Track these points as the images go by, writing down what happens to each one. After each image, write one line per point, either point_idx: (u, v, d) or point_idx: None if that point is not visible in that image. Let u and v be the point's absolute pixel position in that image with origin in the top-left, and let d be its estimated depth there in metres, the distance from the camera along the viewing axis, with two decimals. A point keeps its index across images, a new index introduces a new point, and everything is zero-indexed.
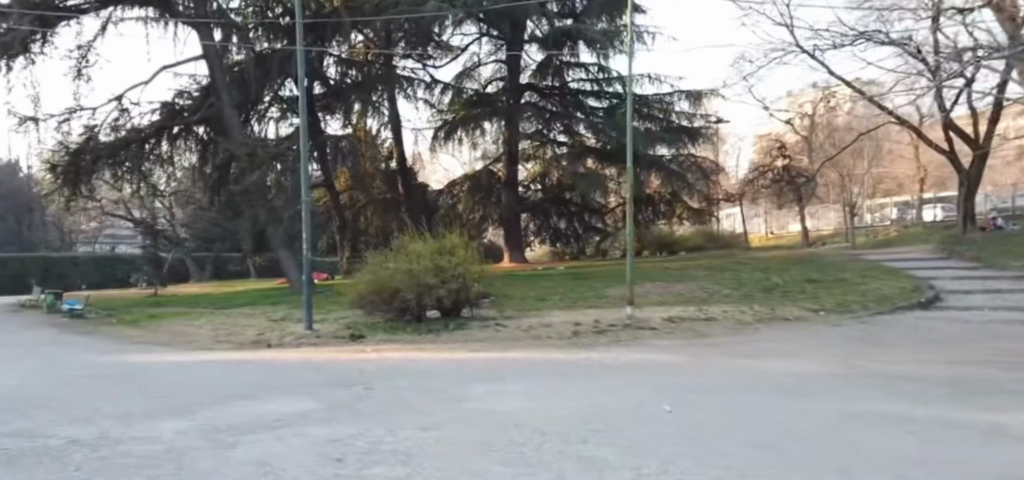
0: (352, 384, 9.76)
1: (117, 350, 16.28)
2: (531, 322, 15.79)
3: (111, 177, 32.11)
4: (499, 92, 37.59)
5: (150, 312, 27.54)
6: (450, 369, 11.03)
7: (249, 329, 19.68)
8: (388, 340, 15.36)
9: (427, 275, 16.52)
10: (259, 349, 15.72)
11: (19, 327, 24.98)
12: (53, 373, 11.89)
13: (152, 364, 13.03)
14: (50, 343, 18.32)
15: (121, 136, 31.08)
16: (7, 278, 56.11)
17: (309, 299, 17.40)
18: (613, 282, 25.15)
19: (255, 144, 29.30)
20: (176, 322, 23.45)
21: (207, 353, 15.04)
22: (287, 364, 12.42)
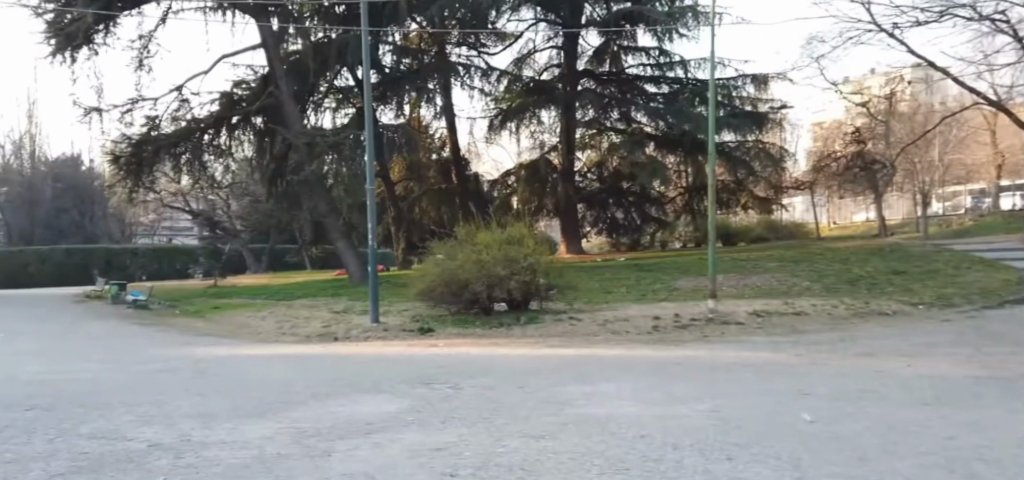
0: (436, 382, 9.23)
1: (185, 343, 16.07)
2: (607, 315, 15.07)
3: (173, 168, 32.31)
4: (555, 79, 36.85)
5: (212, 304, 27.45)
6: (534, 365, 10.45)
7: (314, 322, 19.36)
8: (458, 334, 14.80)
9: (497, 266, 15.93)
10: (326, 343, 15.32)
11: (85, 318, 25.13)
12: (125, 367, 11.61)
13: (222, 358, 12.69)
14: (119, 335, 18.26)
15: (182, 127, 31.15)
16: (72, 268, 57.56)
17: (375, 292, 16.88)
18: (681, 274, 24.36)
19: (314, 132, 28.91)
20: (239, 314, 23.30)
21: (275, 347, 14.71)
22: (361, 358, 11.97)
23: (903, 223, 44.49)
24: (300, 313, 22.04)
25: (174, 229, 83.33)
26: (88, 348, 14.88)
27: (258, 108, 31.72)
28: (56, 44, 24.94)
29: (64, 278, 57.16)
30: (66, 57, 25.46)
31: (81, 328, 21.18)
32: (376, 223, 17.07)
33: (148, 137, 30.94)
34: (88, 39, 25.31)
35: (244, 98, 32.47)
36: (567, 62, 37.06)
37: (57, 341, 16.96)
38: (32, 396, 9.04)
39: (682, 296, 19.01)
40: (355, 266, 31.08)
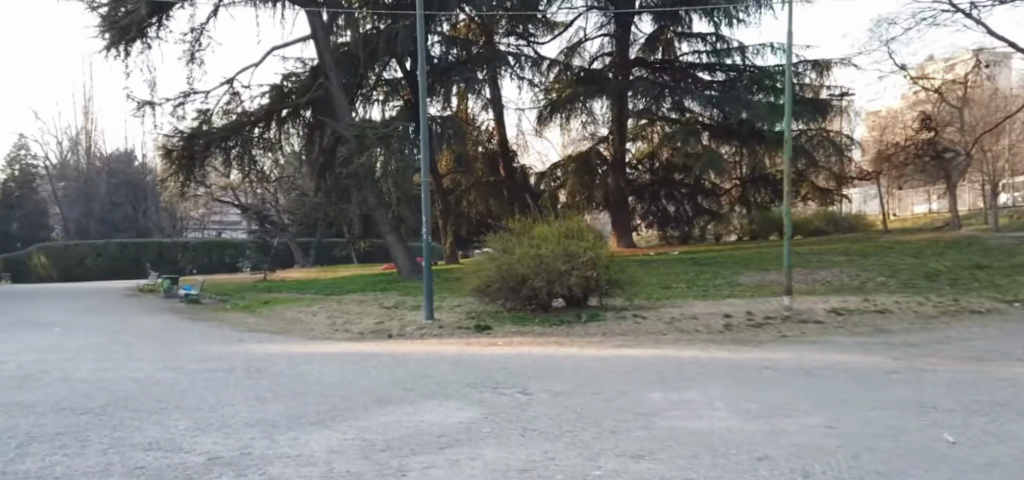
0: (506, 386, 8.68)
1: (239, 339, 15.79)
2: (673, 313, 14.36)
3: (223, 162, 32.27)
4: (606, 69, 36.07)
5: (262, 298, 27.24)
6: (606, 367, 9.85)
7: (367, 317, 18.99)
8: (517, 332, 14.20)
9: (557, 261, 15.27)
10: (380, 340, 14.87)
11: (139, 312, 25.14)
12: (180, 365, 11.29)
13: (278, 356, 12.31)
14: (173, 330, 18.10)
15: (233, 121, 31.11)
16: (125, 261, 58.55)
17: (430, 288, 16.34)
18: (743, 268, 23.53)
19: (364, 124, 28.53)
20: (292, 309, 23.07)
21: (330, 344, 14.32)
22: (421, 357, 11.49)
23: (969, 215, 42.85)
24: (352, 308, 21.71)
25: (223, 224, 84.37)
26: (143, 344, 14.69)
27: (307, 101, 31.55)
28: (110, 38, 24.96)
29: (118, 270, 58.18)
30: (119, 51, 25.46)
31: (135, 322, 21.12)
32: (430, 217, 16.50)
33: (199, 131, 30.96)
34: (140, 33, 25.30)
35: (293, 91, 32.33)
36: (619, 51, 36.26)
37: (112, 336, 16.84)
38: (85, 397, 8.70)
39: (747, 291, 18.22)
40: (405, 259, 30.71)
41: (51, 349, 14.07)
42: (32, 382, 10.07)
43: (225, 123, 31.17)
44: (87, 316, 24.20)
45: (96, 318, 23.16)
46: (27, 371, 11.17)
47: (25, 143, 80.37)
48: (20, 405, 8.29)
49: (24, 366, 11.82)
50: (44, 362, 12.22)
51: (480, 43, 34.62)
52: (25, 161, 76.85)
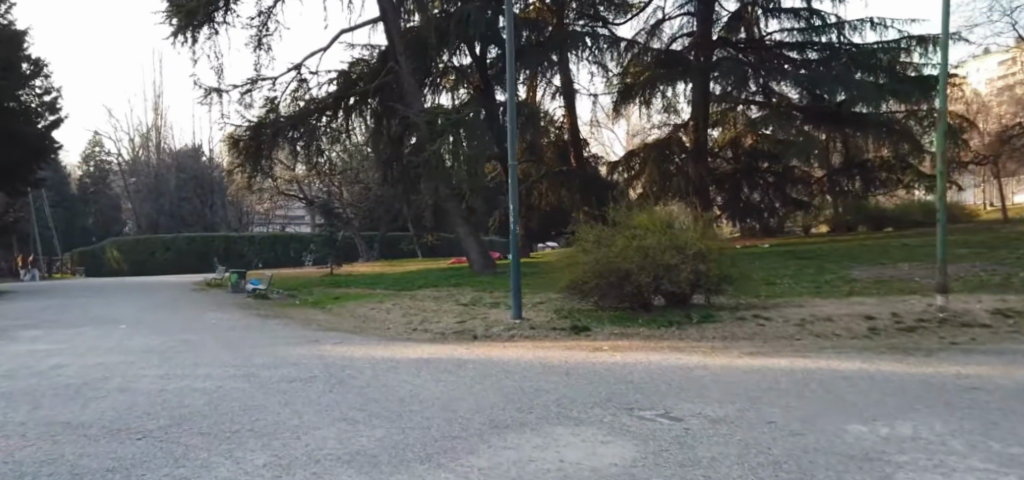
0: (644, 407, 7.14)
1: (313, 339, 14.57)
2: (802, 314, 12.64)
3: (291, 151, 31.52)
4: (686, 50, 34.26)
5: (331, 294, 26.08)
6: (753, 378, 8.26)
7: (447, 315, 17.64)
8: (623, 335, 12.54)
9: (665, 254, 13.62)
10: (467, 341, 13.41)
11: (208, 308, 24.24)
12: (251, 372, 10.00)
13: (360, 361, 10.98)
14: (243, 329, 16.99)
15: (301, 108, 30.35)
16: (191, 256, 59.14)
17: (517, 284, 14.83)
18: (853, 263, 21.49)
19: (437, 110, 27.21)
20: (365, 305, 21.91)
21: (414, 346, 12.92)
22: (523, 365, 9.99)
23: None
24: (429, 305, 20.41)
25: (289, 219, 84.53)
26: (212, 346, 13.55)
27: (376, 86, 30.52)
28: (177, 24, 24.16)
29: (184, 265, 58.85)
30: (186, 37, 24.72)
31: (204, 319, 20.18)
32: (517, 205, 14.95)
33: (267, 120, 30.26)
34: (208, 17, 24.50)
35: (361, 77, 31.32)
36: (700, 30, 34.34)
37: (179, 335, 15.80)
38: (145, 414, 7.41)
39: (873, 290, 16.29)
40: (478, 253, 29.23)
41: (112, 350, 13.02)
42: (88, 393, 8.87)
43: (292, 112, 30.36)
44: (156, 312, 23.48)
45: (164, 314, 22.35)
46: (86, 378, 10.03)
47: (99, 140, 81.78)
48: (69, 425, 7.03)
49: (83, 371, 10.70)
50: (106, 366, 11.13)
51: (553, 25, 33.10)
52: (98, 158, 78.14)
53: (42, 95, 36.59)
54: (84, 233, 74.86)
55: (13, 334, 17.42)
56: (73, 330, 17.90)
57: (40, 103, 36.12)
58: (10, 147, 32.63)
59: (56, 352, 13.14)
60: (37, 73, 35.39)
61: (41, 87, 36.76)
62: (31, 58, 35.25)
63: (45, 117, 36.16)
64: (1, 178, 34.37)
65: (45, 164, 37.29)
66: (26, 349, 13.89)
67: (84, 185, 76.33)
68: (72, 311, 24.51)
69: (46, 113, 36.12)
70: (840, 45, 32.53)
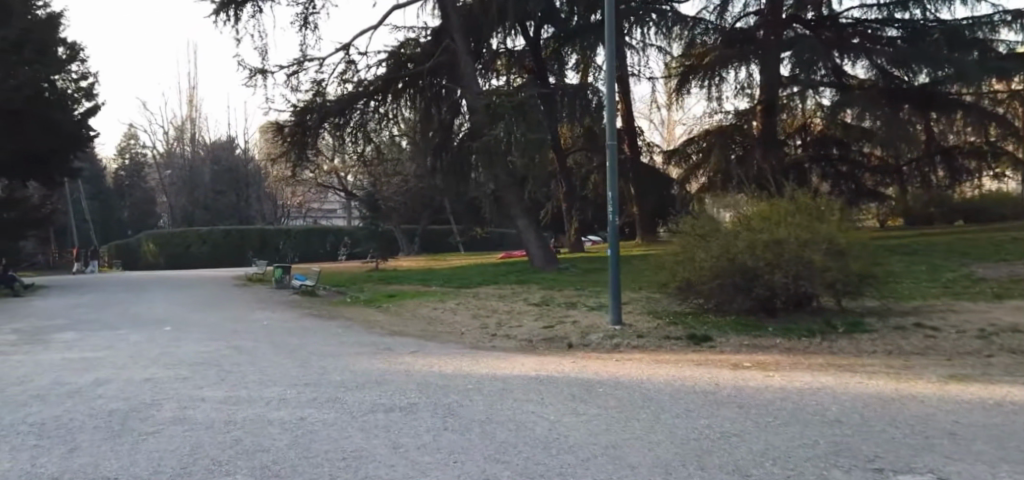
0: (902, 465, 5.12)
1: (385, 348, 12.79)
2: (976, 324, 10.55)
3: (337, 139, 29.95)
4: (756, 28, 32.20)
5: (385, 292, 24.32)
6: (1010, 417, 6.20)
7: (527, 319, 15.82)
8: (760, 347, 10.51)
9: (806, 252, 11.62)
10: (568, 353, 11.54)
11: (254, 307, 22.62)
12: (333, 396, 8.17)
13: (457, 380, 9.11)
14: (300, 332, 15.27)
15: (349, 92, 28.73)
16: (228, 249, 58.11)
17: (616, 284, 12.89)
18: (965, 259, 19.39)
19: (497, 92, 25.04)
20: (428, 305, 20.22)
21: (508, 360, 11.05)
22: (666, 389, 8.04)
23: None
24: (499, 306, 18.66)
25: (323, 211, 83.44)
26: (275, 356, 11.82)
27: (429, 67, 28.70)
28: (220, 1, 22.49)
29: (220, 259, 57.86)
30: (229, 15, 23.14)
31: (254, 319, 18.53)
32: (616, 190, 13.00)
33: (314, 104, 28.74)
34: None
35: (413, 57, 29.39)
36: (771, 6, 32.24)
37: (231, 341, 14.09)
38: (216, 467, 5.57)
39: (1021, 291, 14.16)
40: (538, 247, 27.10)
41: (160, 362, 11.29)
42: (136, 426, 7.04)
43: (340, 96, 28.77)
44: (202, 311, 21.95)
45: (209, 313, 20.80)
46: (131, 402, 8.23)
47: (134, 133, 81.15)
48: None
49: (129, 391, 8.94)
50: (156, 385, 9.35)
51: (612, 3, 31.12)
52: (133, 151, 77.49)
53: (78, 81, 35.30)
54: (119, 226, 74.19)
55: (48, 337, 15.85)
56: (112, 333, 16.30)
57: (77, 90, 34.82)
58: (44, 135, 31.26)
59: (95, 363, 11.47)
60: (73, 58, 34.01)
61: (78, 73, 35.46)
62: (68, 42, 33.90)
63: (82, 104, 34.83)
64: (36, 169, 33.08)
65: (82, 153, 36.04)
66: (62, 358, 12.24)
67: (120, 178, 75.74)
68: (112, 309, 23.03)
69: (82, 100, 34.77)
70: (924, 21, 30.32)
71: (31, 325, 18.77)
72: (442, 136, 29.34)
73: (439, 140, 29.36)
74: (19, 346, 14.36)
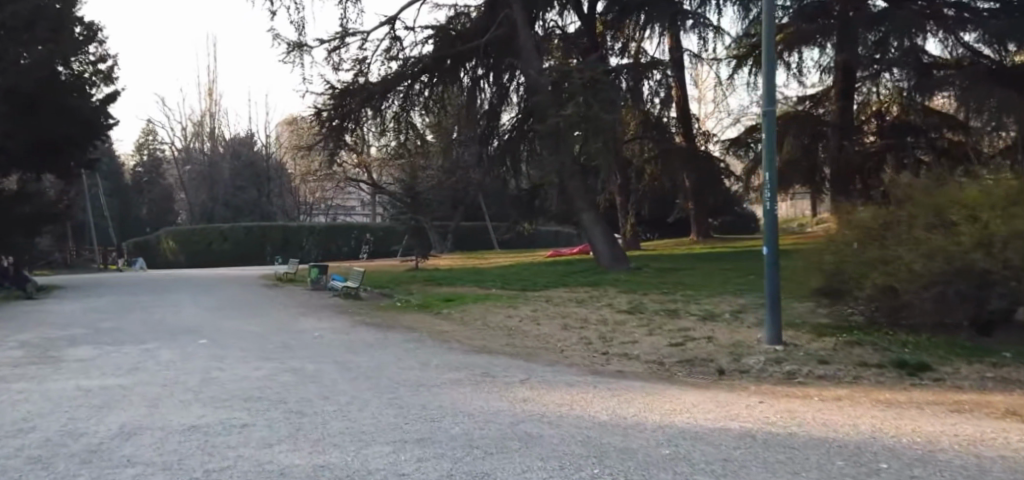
0: None
1: (487, 375, 10.24)
2: None
3: (378, 126, 27.96)
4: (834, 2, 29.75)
5: (442, 298, 22.00)
6: None
7: (635, 334, 13.24)
8: (1015, 384, 7.78)
9: None
10: (732, 385, 8.96)
11: (296, 314, 20.21)
12: (476, 474, 5.42)
13: (638, 435, 6.38)
14: (365, 349, 12.81)
15: (392, 73, 26.73)
16: (250, 246, 55.89)
17: (776, 293, 10.18)
18: None
19: (567, 69, 22.75)
20: (500, 313, 17.87)
21: (660, 394, 8.44)
22: (986, 463, 5.25)
23: None
24: (586, 315, 16.27)
25: (343, 208, 81.57)
26: (354, 388, 9.26)
27: (483, 43, 26.70)
28: None
29: (243, 256, 55.64)
30: None
31: (300, 331, 16.09)
32: (775, 172, 10.25)
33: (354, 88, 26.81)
34: None
35: (460, 34, 27.35)
36: None
37: (285, 363, 11.62)
38: None
39: None
40: (605, 244, 24.79)
41: (207, 401, 8.75)
42: None
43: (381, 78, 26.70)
44: (240, 318, 19.57)
45: (247, 322, 18.40)
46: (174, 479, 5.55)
47: (152, 129, 79.37)
48: None
49: (166, 456, 6.26)
50: (204, 442, 6.70)
51: None
52: (153, 147, 75.80)
53: (97, 64, 32.75)
54: (137, 224, 72.20)
55: (63, 355, 13.35)
56: (141, 349, 13.84)
57: (95, 74, 32.33)
58: (59, 120, 28.91)
59: (120, 400, 8.94)
60: (92, 39, 31.54)
61: (96, 55, 32.89)
62: (85, 21, 31.42)
63: (100, 89, 32.40)
64: (52, 158, 30.72)
65: (102, 142, 33.77)
66: (80, 390, 9.74)
67: (137, 174, 73.96)
68: (136, 315, 20.64)
69: (101, 86, 32.34)
70: None
71: (44, 336, 16.40)
72: (486, 123, 28.46)
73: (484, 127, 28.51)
74: (27, 368, 11.92)
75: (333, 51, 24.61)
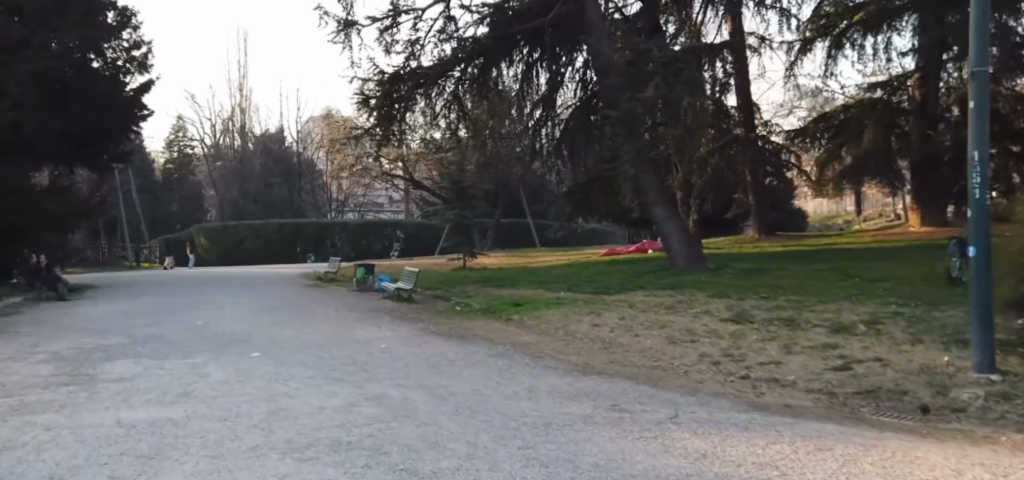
0: None
1: (620, 410, 8.25)
2: None
3: (427, 112, 26.51)
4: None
5: (509, 303, 20.18)
6: None
7: (767, 351, 11.16)
8: None
9: None
10: (957, 430, 6.95)
11: (352, 320, 18.48)
12: None
13: None
14: (450, 371, 11.02)
15: (446, 55, 25.02)
16: (282, 244, 54.44)
17: (986, 309, 8.31)
18: None
19: (642, 48, 20.77)
20: (582, 322, 16.04)
21: (881, 445, 6.38)
22: None
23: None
24: (686, 325, 14.39)
25: (375, 205, 80.32)
26: (466, 434, 7.30)
27: (545, 24, 25.15)
28: None
29: (276, 253, 54.20)
30: None
31: (362, 343, 14.34)
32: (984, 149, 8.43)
33: (405, 72, 25.15)
34: None
35: (518, 13, 25.45)
36: None
37: (364, 388, 9.85)
38: None
39: None
40: (680, 242, 23.18)
41: (284, 450, 6.83)
42: None
43: (434, 61, 25.02)
44: (289, 324, 17.78)
45: (300, 329, 16.72)
46: None
47: (182, 125, 78.32)
48: None
49: None
50: None
51: None
52: (183, 144, 74.77)
53: (131, 50, 31.05)
54: (168, 221, 71.13)
55: (101, 375, 11.61)
56: (189, 366, 12.12)
57: (129, 61, 30.65)
58: (88, 110, 27.53)
59: (172, 447, 7.05)
60: (124, 25, 29.87)
61: (129, 42, 31.16)
62: (118, 6, 29.76)
63: (134, 78, 30.80)
64: (77, 148, 29.21)
65: (136, 135, 32.20)
66: (121, 428, 7.91)
67: (168, 171, 72.88)
68: (176, 319, 19.00)
69: (135, 75, 30.76)
70: None
71: (77, 347, 14.69)
72: (540, 112, 27.63)
73: (538, 116, 27.71)
74: (58, 393, 10.12)
75: (385, 31, 22.81)
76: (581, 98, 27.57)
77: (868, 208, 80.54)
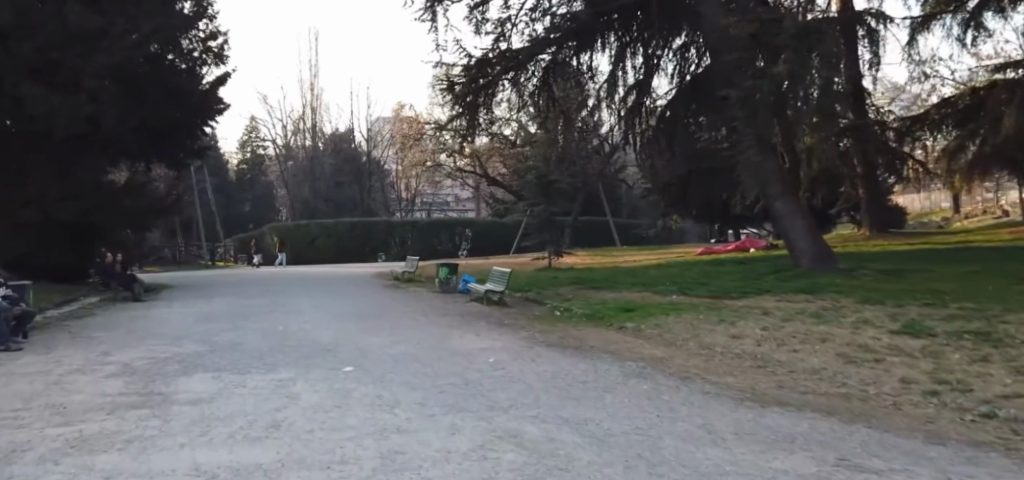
0: None
1: (861, 469, 6.01)
2: None
3: (516, 100, 24.54)
4: None
5: (620, 309, 17.99)
6: None
7: (997, 379, 8.80)
8: None
9: None
10: None
11: (447, 326, 16.65)
12: None
13: None
14: (591, 399, 9.01)
15: (538, 35, 23.00)
16: (353, 243, 53.09)
17: None
18: None
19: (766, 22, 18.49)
20: (717, 334, 13.82)
21: None
22: None
23: None
24: (851, 339, 12.10)
25: (446, 204, 79.13)
26: None
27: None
28: None
29: (347, 253, 52.98)
30: None
31: (468, 357, 12.48)
32: None
33: (493, 56, 23.22)
34: None
35: None
36: None
37: (493, 422, 7.89)
38: None
39: None
40: (807, 239, 20.73)
41: None
42: None
43: (525, 42, 23.06)
44: (378, 331, 15.99)
45: (391, 338, 14.93)
46: None
47: (255, 126, 78.36)
48: None
49: None
50: None
51: None
52: (255, 144, 74.76)
53: (208, 41, 29.84)
54: (241, 221, 71.02)
55: (174, 395, 9.88)
56: (273, 384, 10.35)
57: (205, 52, 29.50)
58: (163, 103, 26.36)
59: None
60: (200, 15, 28.69)
61: (206, 32, 29.98)
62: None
63: (209, 70, 29.59)
64: (152, 144, 28.14)
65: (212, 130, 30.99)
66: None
67: (241, 171, 72.72)
68: (253, 324, 17.38)
69: (211, 67, 29.54)
70: None
71: (150, 357, 13.08)
72: (634, 99, 25.40)
73: (632, 103, 25.51)
74: (125, 421, 8.35)
75: (475, 8, 20.91)
76: (682, 84, 25.28)
77: (965, 204, 75.87)
